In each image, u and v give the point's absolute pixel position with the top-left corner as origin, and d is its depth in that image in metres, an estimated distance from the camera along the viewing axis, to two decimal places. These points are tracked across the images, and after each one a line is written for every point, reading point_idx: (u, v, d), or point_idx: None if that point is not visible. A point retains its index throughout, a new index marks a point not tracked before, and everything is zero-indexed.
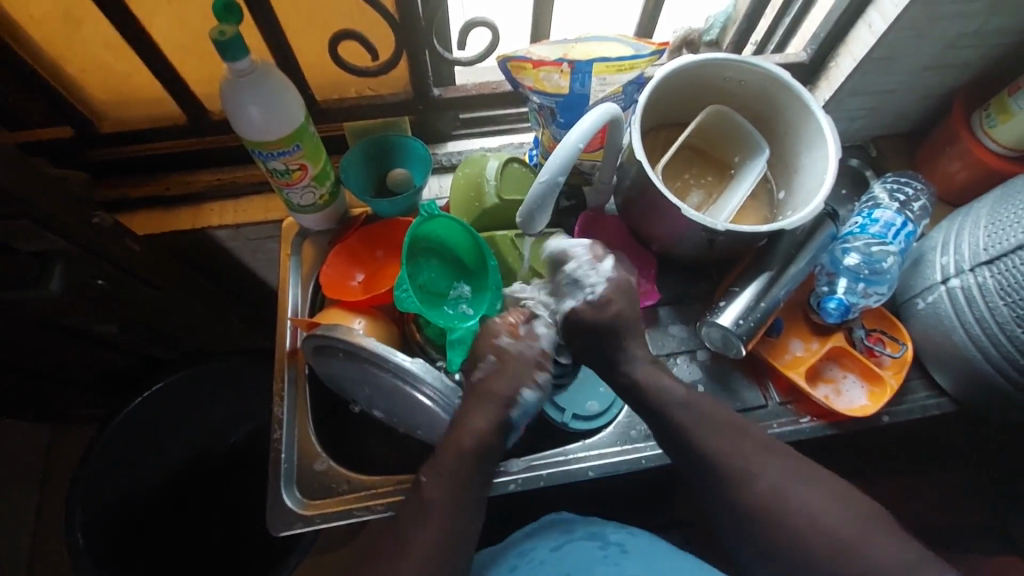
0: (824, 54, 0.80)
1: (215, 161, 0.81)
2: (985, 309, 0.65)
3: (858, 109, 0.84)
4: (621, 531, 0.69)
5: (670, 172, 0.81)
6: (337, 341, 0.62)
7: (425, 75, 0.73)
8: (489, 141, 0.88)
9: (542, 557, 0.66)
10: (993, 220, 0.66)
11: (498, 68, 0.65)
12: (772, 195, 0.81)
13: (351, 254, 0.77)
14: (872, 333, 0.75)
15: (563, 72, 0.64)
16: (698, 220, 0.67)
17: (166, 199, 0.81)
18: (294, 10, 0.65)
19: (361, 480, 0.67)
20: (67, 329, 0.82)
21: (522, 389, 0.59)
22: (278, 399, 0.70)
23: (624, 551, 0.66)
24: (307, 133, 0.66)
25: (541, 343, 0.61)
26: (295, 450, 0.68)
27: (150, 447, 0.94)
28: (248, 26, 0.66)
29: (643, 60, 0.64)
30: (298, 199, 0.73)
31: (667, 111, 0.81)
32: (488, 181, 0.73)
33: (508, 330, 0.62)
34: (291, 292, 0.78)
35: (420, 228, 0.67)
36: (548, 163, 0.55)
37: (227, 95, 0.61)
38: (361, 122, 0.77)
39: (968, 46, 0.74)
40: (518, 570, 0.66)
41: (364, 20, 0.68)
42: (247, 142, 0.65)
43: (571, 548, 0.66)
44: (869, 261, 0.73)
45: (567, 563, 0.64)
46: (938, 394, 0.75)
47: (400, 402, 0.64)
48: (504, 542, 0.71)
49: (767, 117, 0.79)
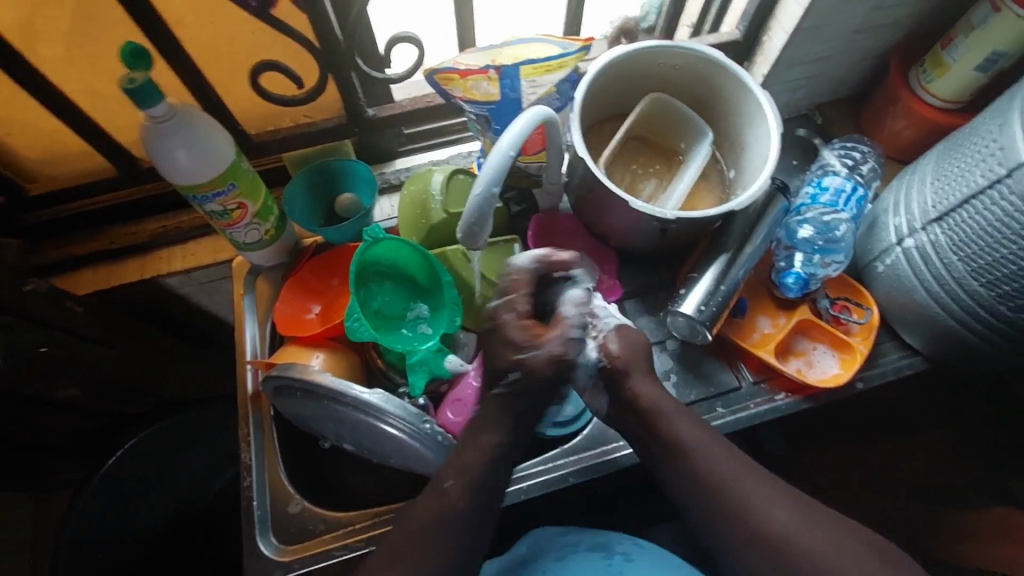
0: (756, 29, 0.79)
1: (156, 207, 0.78)
2: (942, 266, 0.65)
3: (798, 80, 0.84)
4: (629, 542, 0.68)
5: (618, 166, 0.81)
6: (292, 381, 0.60)
7: (356, 97, 0.71)
8: (439, 153, 0.86)
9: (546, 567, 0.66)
10: (938, 176, 0.66)
11: (427, 81, 0.64)
12: (723, 175, 0.81)
13: (304, 287, 0.76)
14: (837, 302, 0.75)
15: (491, 78, 0.62)
16: (646, 211, 0.66)
17: (109, 254, 0.78)
18: (209, 45, 0.64)
19: (338, 518, 0.66)
20: (25, 398, 0.79)
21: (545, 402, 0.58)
22: (244, 446, 0.68)
23: (629, 558, 0.65)
24: (240, 171, 0.64)
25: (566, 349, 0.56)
26: (267, 496, 0.66)
27: (131, 508, 0.91)
28: (163, 69, 0.64)
29: (571, 58, 0.64)
30: (242, 237, 0.71)
31: (608, 103, 0.80)
32: (434, 198, 0.72)
33: (528, 335, 0.56)
34: (247, 331, 0.76)
35: (366, 254, 0.66)
36: (481, 175, 0.54)
37: (149, 143, 0.59)
38: (300, 151, 0.76)
39: (895, 6, 0.74)
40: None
41: (285, 48, 0.66)
42: (179, 188, 0.63)
43: (575, 558, 0.66)
44: (823, 230, 0.74)
45: (570, 572, 0.64)
46: (909, 354, 0.75)
47: (366, 433, 0.62)
48: (505, 557, 0.69)
49: (708, 100, 0.79)
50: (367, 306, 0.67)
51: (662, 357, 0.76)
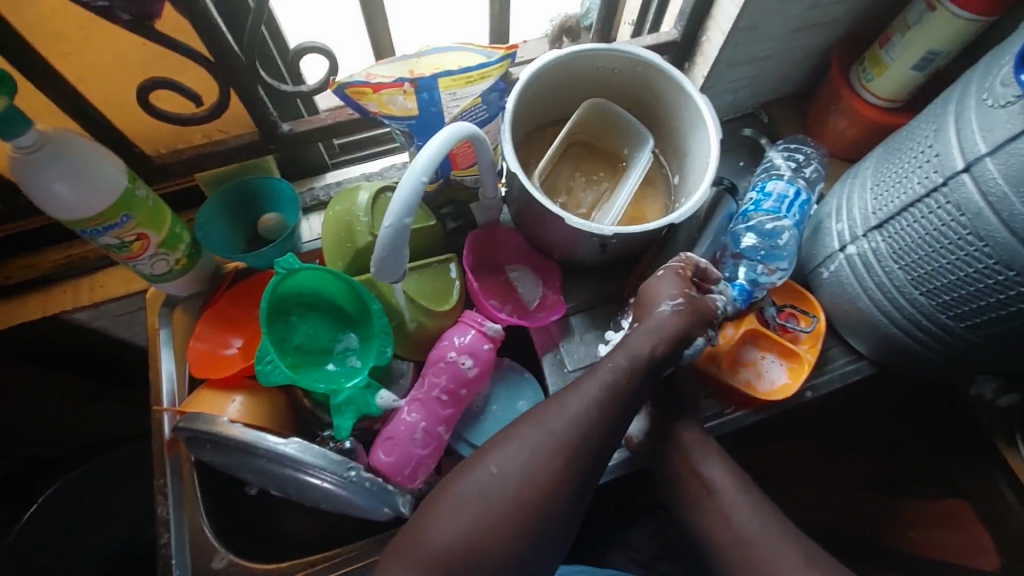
0: (695, 29, 0.76)
1: (57, 237, 0.71)
2: (883, 273, 0.64)
3: (740, 79, 0.82)
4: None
5: (559, 175, 0.77)
6: (200, 432, 0.55)
7: (267, 113, 0.65)
8: (370, 165, 0.81)
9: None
10: (878, 181, 0.64)
11: (336, 96, 0.58)
12: (668, 181, 0.78)
13: (222, 319, 0.70)
14: (783, 310, 0.74)
15: (407, 92, 0.58)
16: (583, 227, 0.63)
17: (5, 291, 0.71)
18: (87, 62, 0.57)
19: (268, 570, 0.61)
20: None
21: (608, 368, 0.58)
22: (160, 497, 0.62)
23: None
24: (135, 200, 0.58)
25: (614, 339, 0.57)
26: (187, 552, 0.61)
27: None
28: (30, 91, 0.56)
29: (493, 68, 0.59)
30: (149, 269, 0.65)
31: (546, 109, 0.76)
32: (359, 218, 0.67)
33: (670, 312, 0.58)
34: (162, 368, 0.70)
35: (281, 286, 0.61)
36: (391, 204, 0.49)
37: (21, 175, 0.53)
38: (214, 171, 0.71)
39: (833, 2, 0.72)
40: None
41: (178, 63, 0.60)
42: (65, 223, 0.57)
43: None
44: (767, 237, 0.72)
45: None
46: (856, 358, 0.74)
47: (287, 482, 0.57)
48: None
49: (647, 104, 0.75)
50: (286, 343, 0.63)
51: None
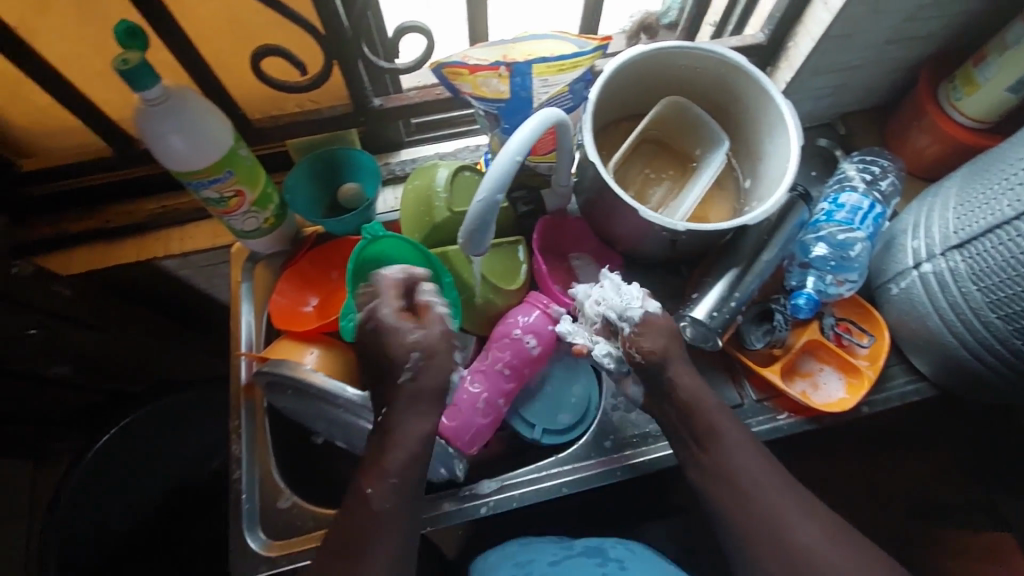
0: (782, 34, 0.76)
1: (158, 187, 0.77)
2: (959, 294, 0.63)
3: (822, 88, 0.81)
4: (621, 546, 0.68)
5: (630, 170, 0.78)
6: (283, 378, 0.60)
7: (362, 86, 0.69)
8: (445, 145, 0.84)
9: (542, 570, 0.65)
10: (962, 201, 0.63)
11: (434, 75, 0.61)
12: (738, 184, 0.78)
13: (302, 278, 0.75)
14: (841, 322, 0.74)
15: (501, 75, 0.60)
16: (657, 221, 0.64)
17: (105, 234, 0.76)
18: (209, 27, 0.61)
19: (328, 515, 0.65)
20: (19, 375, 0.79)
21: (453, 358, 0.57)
22: (235, 438, 0.67)
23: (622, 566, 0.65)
24: (237, 158, 0.62)
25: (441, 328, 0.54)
26: (256, 490, 0.66)
27: (125, 486, 0.91)
28: (158, 48, 0.61)
29: (586, 57, 0.61)
30: (241, 225, 0.69)
31: (624, 103, 0.77)
32: (438, 194, 0.69)
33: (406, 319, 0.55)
34: (243, 320, 0.75)
35: (365, 251, 0.65)
36: (485, 180, 0.52)
37: (144, 126, 0.57)
38: (304, 138, 0.75)
39: (931, 16, 0.70)
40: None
41: (288, 33, 0.64)
42: (175, 174, 0.61)
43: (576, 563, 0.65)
44: (838, 248, 0.72)
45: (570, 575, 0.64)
46: (917, 379, 0.73)
47: (355, 434, 0.61)
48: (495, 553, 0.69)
49: (725, 105, 0.76)
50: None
51: None
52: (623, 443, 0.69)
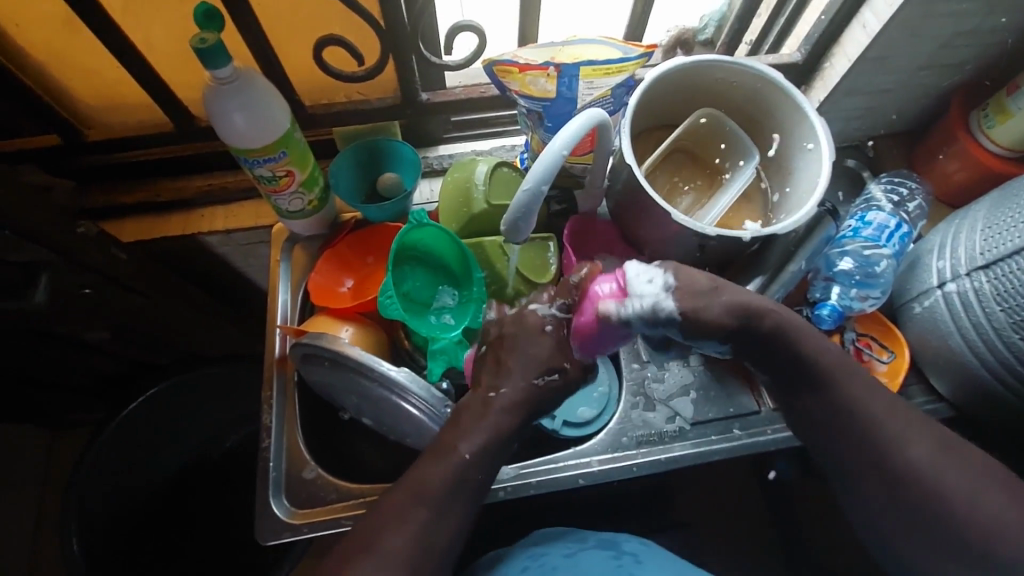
0: (819, 54, 0.78)
1: (206, 165, 0.80)
2: (982, 314, 0.64)
3: (855, 109, 0.83)
4: (635, 542, 0.70)
5: (659, 177, 0.80)
6: (322, 350, 0.63)
7: (412, 80, 0.72)
8: (481, 144, 0.87)
9: (555, 562, 0.65)
10: (990, 223, 0.65)
11: (484, 73, 0.64)
12: (767, 198, 0.79)
13: (340, 260, 0.77)
14: (863, 337, 0.75)
15: (550, 75, 0.63)
16: (689, 226, 0.66)
17: (155, 206, 0.80)
18: (277, 13, 0.65)
19: (349, 489, 0.67)
20: (60, 335, 0.82)
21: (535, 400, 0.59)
22: (267, 406, 0.69)
23: (638, 561, 0.66)
24: (292, 139, 0.65)
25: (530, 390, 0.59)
26: (283, 459, 0.68)
27: (148, 451, 0.94)
28: (230, 32, 0.65)
29: (631, 63, 0.64)
30: (286, 205, 0.72)
31: (659, 113, 0.80)
32: (477, 187, 0.72)
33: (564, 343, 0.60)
34: (280, 298, 0.77)
35: (407, 236, 0.68)
36: (532, 170, 0.55)
37: (210, 103, 0.60)
38: (350, 128, 0.78)
39: (966, 44, 0.73)
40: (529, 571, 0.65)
41: (351, 26, 0.68)
42: (233, 150, 0.64)
43: (585, 554, 0.66)
44: (864, 264, 0.74)
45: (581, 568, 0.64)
46: (935, 399, 0.74)
47: (386, 409, 0.64)
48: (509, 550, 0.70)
49: (759, 120, 0.78)
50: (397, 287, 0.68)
51: (683, 371, 0.75)
52: (641, 441, 0.71)
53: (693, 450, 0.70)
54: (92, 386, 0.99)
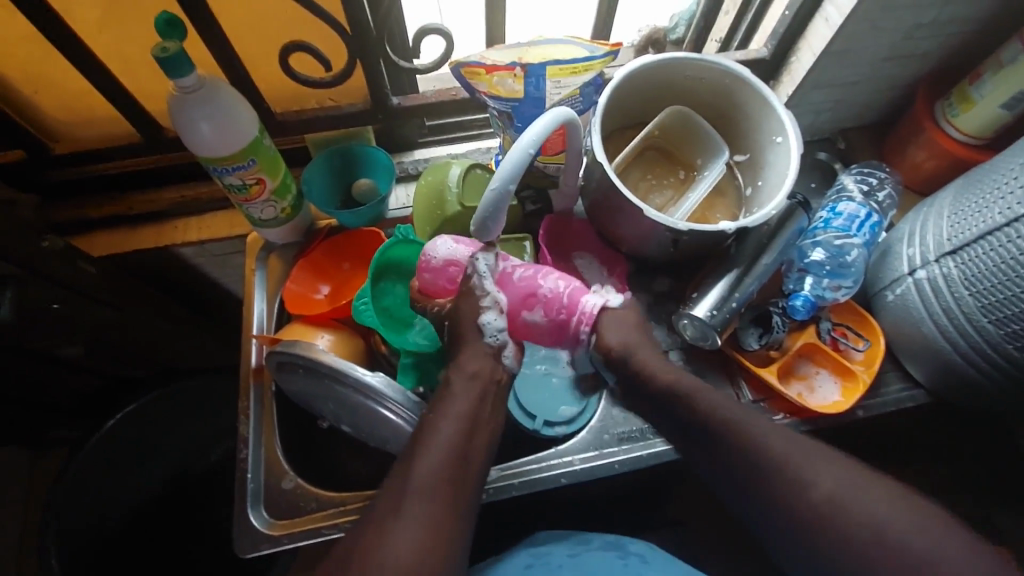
0: (786, 49, 0.79)
1: (179, 176, 0.79)
2: (952, 300, 0.65)
3: (823, 102, 0.84)
4: (641, 544, 0.71)
5: (631, 175, 0.81)
6: (296, 358, 0.62)
7: (382, 85, 0.72)
8: (456, 147, 0.87)
9: (561, 562, 0.67)
10: (956, 210, 0.66)
11: (452, 75, 0.64)
12: (740, 192, 0.80)
13: (314, 268, 0.77)
14: (839, 327, 0.75)
15: (517, 75, 0.63)
16: (660, 220, 0.66)
17: (126, 219, 0.79)
18: (242, 20, 0.65)
19: (329, 498, 0.66)
20: (33, 353, 0.80)
21: (482, 315, 0.62)
22: (243, 417, 0.68)
23: (644, 561, 0.68)
24: (261, 147, 0.64)
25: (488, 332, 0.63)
26: (261, 470, 0.67)
27: (128, 468, 0.92)
28: (194, 40, 0.65)
29: (597, 62, 0.64)
30: (259, 213, 0.71)
31: (630, 111, 0.80)
32: (450, 190, 0.72)
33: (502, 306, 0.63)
34: (256, 307, 0.77)
35: (389, 251, 0.70)
36: (500, 169, 0.55)
37: (175, 112, 0.60)
38: (322, 134, 0.78)
39: (927, 36, 0.74)
40: (533, 569, 0.66)
41: (317, 32, 0.67)
42: (201, 159, 0.64)
43: (590, 554, 0.68)
44: (835, 254, 0.74)
45: (587, 569, 0.66)
46: (912, 386, 0.74)
47: (363, 414, 0.64)
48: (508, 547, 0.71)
49: (729, 116, 0.79)
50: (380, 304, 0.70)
51: None
52: (622, 437, 0.71)
53: (674, 445, 0.70)
54: (69, 405, 0.98)
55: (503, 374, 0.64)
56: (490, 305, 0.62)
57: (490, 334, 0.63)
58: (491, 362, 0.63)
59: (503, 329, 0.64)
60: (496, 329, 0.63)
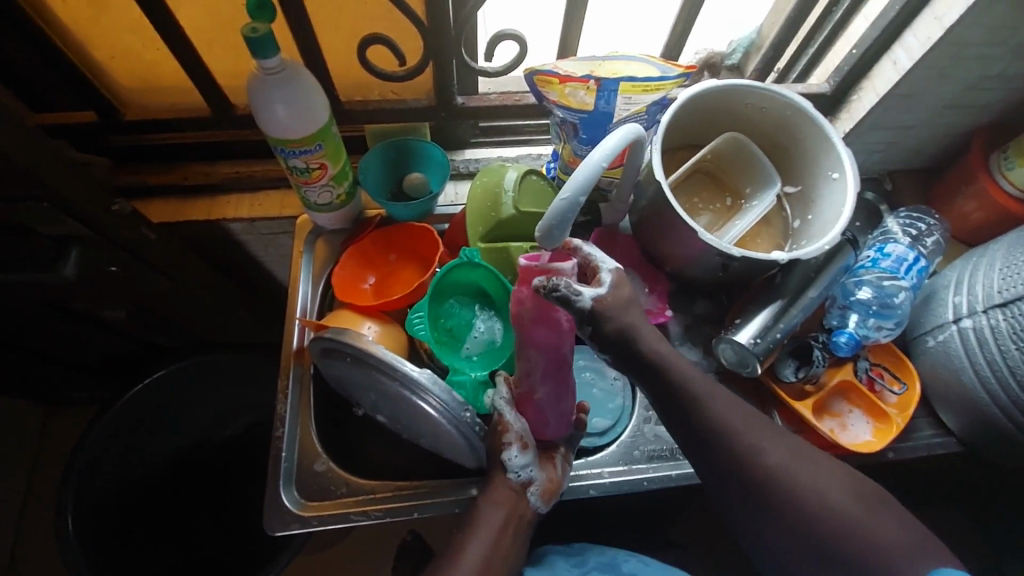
0: (848, 87, 0.80)
1: (238, 153, 0.80)
2: (997, 352, 0.65)
3: (878, 142, 0.84)
4: (634, 561, 0.73)
5: (679, 196, 0.81)
6: (345, 346, 0.63)
7: (449, 84, 0.73)
8: (507, 151, 0.88)
9: None
10: (1008, 263, 0.66)
11: (524, 81, 0.66)
12: (787, 224, 0.80)
13: (363, 257, 0.78)
14: (876, 367, 0.75)
15: (589, 88, 0.64)
16: (711, 243, 0.66)
17: (181, 189, 0.80)
18: (325, 8, 0.66)
19: (360, 484, 0.67)
20: (77, 311, 0.82)
21: (505, 454, 0.64)
22: (282, 397, 0.69)
23: None
24: (329, 133, 0.65)
25: (513, 472, 0.64)
26: (295, 450, 0.68)
27: (150, 434, 0.93)
28: (278, 23, 0.66)
29: (669, 82, 0.65)
30: (315, 198, 0.72)
31: (685, 133, 0.81)
32: (506, 192, 0.73)
33: (519, 442, 0.64)
34: (301, 289, 0.78)
35: (450, 270, 0.71)
36: (571, 180, 0.55)
37: (253, 91, 0.61)
38: (382, 125, 0.79)
39: (992, 88, 0.75)
40: None
41: (395, 26, 0.69)
42: (270, 139, 0.65)
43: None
44: (881, 295, 0.74)
45: None
46: (943, 433, 0.75)
47: (403, 408, 0.64)
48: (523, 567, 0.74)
49: (784, 147, 0.79)
50: (439, 322, 0.72)
51: None
52: (652, 455, 0.72)
53: None
54: (98, 364, 0.99)
55: (528, 509, 0.65)
56: (510, 442, 0.64)
57: (515, 471, 0.64)
58: (516, 497, 0.64)
59: (527, 466, 0.64)
60: (523, 465, 0.64)
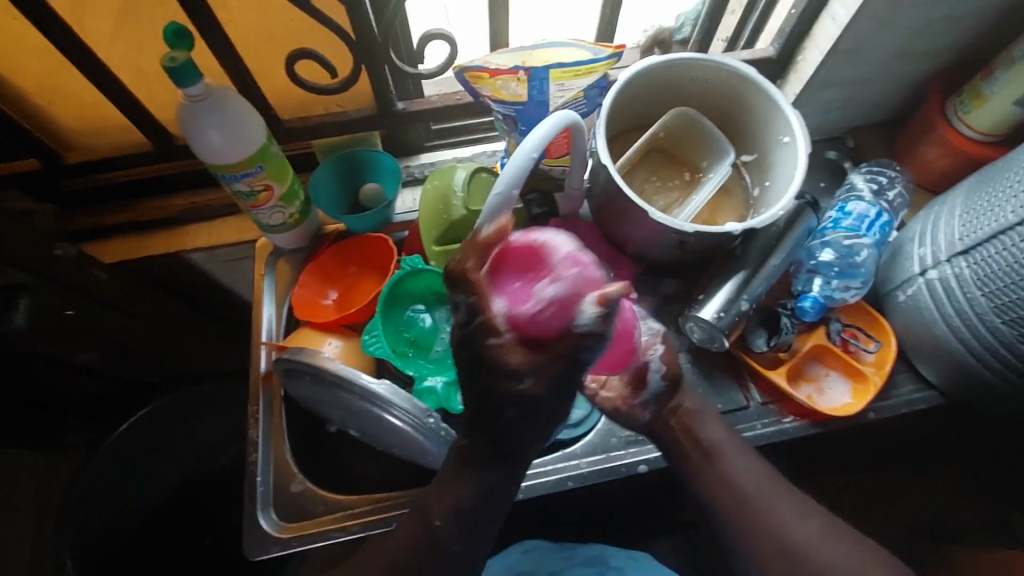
0: (793, 47, 0.79)
1: (188, 184, 0.80)
2: (964, 299, 0.64)
3: (833, 100, 0.83)
4: (622, 555, 0.72)
5: (636, 177, 0.80)
6: (301, 364, 0.64)
7: (387, 90, 0.73)
8: (461, 151, 0.87)
9: None
10: (967, 209, 0.65)
11: (456, 79, 0.65)
12: (747, 192, 0.79)
13: (322, 273, 0.78)
14: (849, 328, 0.74)
15: (520, 79, 0.63)
16: (665, 222, 0.65)
17: (136, 226, 0.80)
18: (249, 29, 0.66)
19: (337, 501, 0.67)
20: (51, 358, 0.82)
21: None
22: (252, 422, 0.69)
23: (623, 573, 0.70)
24: (268, 154, 0.65)
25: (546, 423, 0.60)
26: (271, 474, 0.68)
27: (141, 472, 0.93)
28: (202, 49, 0.66)
29: (601, 64, 0.64)
30: (267, 219, 0.72)
31: (635, 112, 0.79)
32: (456, 193, 0.72)
33: None
34: (264, 312, 0.77)
35: (399, 280, 0.72)
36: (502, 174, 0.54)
37: (184, 120, 0.60)
38: (329, 139, 0.79)
39: (937, 32, 0.73)
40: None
41: (321, 38, 0.68)
42: (209, 166, 0.64)
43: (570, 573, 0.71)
44: (845, 255, 0.73)
45: None
46: (925, 387, 0.73)
47: (369, 422, 0.64)
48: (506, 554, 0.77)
49: (735, 117, 0.78)
50: (400, 334, 0.72)
51: None
52: (629, 441, 0.71)
53: None
54: (85, 409, 0.99)
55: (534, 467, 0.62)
56: None
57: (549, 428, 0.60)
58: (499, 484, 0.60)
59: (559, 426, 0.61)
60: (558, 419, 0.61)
